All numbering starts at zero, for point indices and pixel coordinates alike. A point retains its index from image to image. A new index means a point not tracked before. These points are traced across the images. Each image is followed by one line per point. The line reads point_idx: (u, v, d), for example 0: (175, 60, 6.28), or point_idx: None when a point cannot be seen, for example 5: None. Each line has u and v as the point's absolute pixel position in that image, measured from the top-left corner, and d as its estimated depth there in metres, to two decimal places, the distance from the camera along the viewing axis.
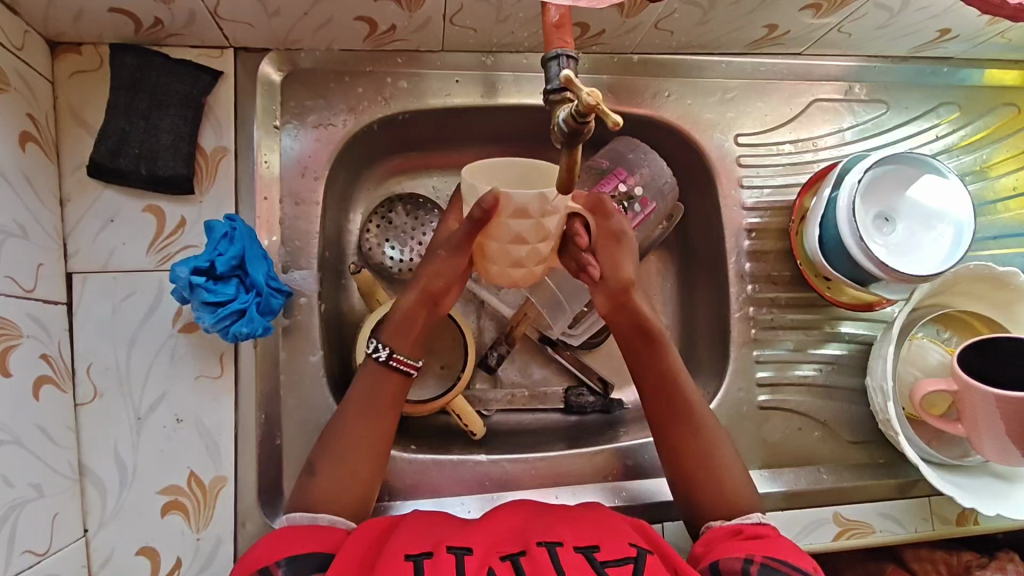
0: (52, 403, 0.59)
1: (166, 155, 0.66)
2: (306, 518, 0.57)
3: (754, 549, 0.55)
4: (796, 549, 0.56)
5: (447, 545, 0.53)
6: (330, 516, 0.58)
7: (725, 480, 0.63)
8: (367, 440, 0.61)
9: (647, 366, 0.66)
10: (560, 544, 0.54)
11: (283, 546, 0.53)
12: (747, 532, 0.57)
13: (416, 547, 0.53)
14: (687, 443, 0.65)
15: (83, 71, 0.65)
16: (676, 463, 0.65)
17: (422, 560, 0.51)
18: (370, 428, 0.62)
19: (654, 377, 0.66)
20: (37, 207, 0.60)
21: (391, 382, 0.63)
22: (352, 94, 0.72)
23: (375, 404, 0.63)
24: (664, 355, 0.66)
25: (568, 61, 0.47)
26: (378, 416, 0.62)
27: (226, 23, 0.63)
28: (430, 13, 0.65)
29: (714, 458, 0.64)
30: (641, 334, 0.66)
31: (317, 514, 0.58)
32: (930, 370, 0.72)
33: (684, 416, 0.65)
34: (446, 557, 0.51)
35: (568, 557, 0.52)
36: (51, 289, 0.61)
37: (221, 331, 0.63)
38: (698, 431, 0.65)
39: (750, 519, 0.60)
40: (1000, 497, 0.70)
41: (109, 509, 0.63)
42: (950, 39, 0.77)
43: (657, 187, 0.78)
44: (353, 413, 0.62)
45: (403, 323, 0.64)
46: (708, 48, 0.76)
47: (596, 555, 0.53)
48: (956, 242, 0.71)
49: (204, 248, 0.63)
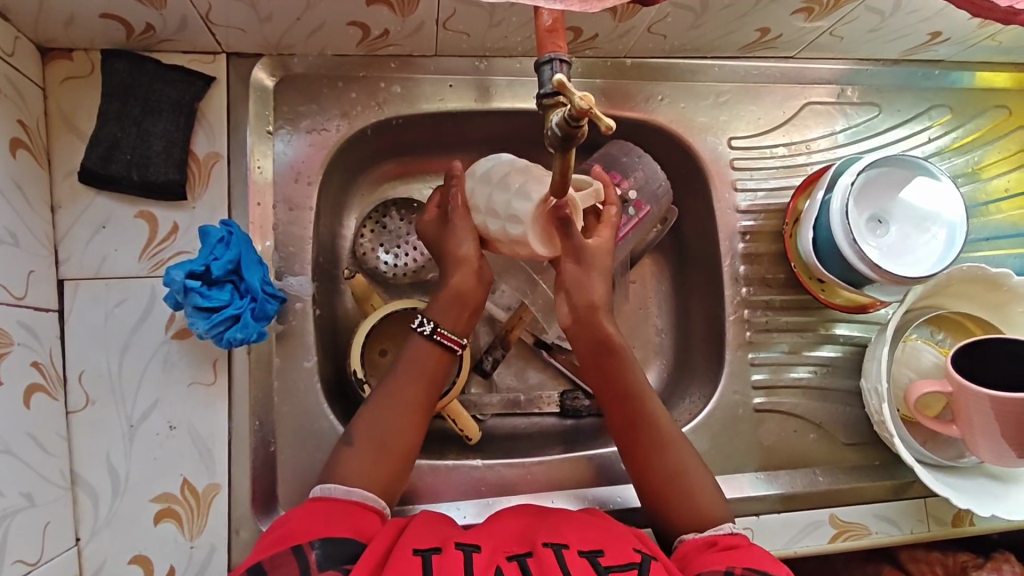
0: (43, 411, 0.59)
1: (158, 161, 0.65)
2: (343, 491, 0.57)
3: (736, 560, 0.54)
4: (770, 555, 0.56)
5: (455, 542, 0.53)
6: (362, 492, 0.57)
7: (693, 489, 0.62)
8: (404, 412, 0.62)
9: (608, 379, 0.66)
10: (566, 546, 0.54)
11: (312, 526, 0.52)
12: (722, 543, 0.57)
13: (424, 542, 0.53)
14: (650, 454, 0.64)
15: (74, 78, 0.65)
16: (643, 477, 0.64)
17: (431, 555, 0.51)
18: (412, 400, 0.63)
19: (615, 393, 0.66)
20: (27, 213, 0.60)
21: (433, 357, 0.64)
22: (345, 99, 0.72)
23: (416, 377, 0.63)
24: (624, 368, 0.66)
25: (561, 65, 0.47)
26: (409, 407, 0.62)
27: (218, 28, 0.63)
28: (423, 18, 0.65)
29: (679, 469, 0.63)
30: (598, 348, 0.66)
31: (351, 488, 0.57)
32: (924, 371, 0.72)
33: (648, 428, 0.64)
34: (454, 554, 0.51)
35: (574, 561, 0.52)
36: (42, 296, 0.61)
37: (215, 337, 0.62)
38: (663, 443, 0.64)
39: (722, 530, 0.59)
40: (996, 498, 0.70)
41: (102, 518, 0.62)
42: (940, 42, 0.77)
43: (651, 191, 0.77)
44: (392, 389, 0.63)
45: (451, 302, 0.65)
46: (701, 52, 0.77)
47: (601, 560, 0.53)
48: (948, 245, 0.71)
49: (199, 252, 0.63)
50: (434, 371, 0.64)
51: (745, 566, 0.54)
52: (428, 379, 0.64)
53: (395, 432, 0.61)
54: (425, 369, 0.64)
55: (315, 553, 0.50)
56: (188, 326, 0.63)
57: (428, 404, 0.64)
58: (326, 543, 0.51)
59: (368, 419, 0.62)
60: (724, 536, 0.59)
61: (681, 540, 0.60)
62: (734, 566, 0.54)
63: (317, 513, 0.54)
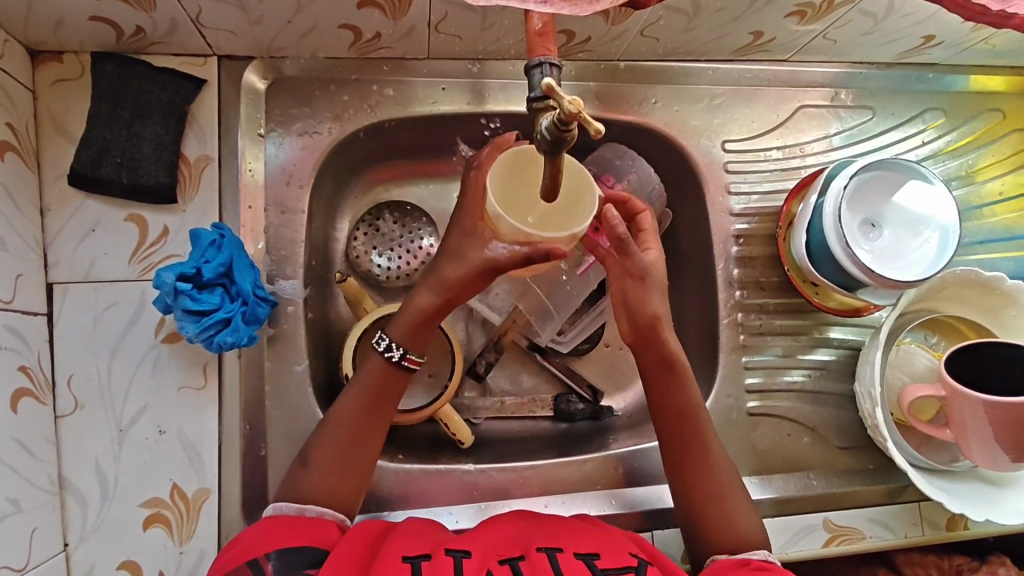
0: (31, 416, 0.58)
1: (148, 164, 0.65)
2: (296, 508, 0.56)
3: None
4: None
5: (446, 548, 0.53)
6: (317, 509, 0.57)
7: (733, 507, 0.63)
8: (363, 432, 0.61)
9: (666, 398, 0.65)
10: (561, 550, 0.53)
11: (274, 538, 0.52)
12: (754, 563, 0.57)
13: (414, 550, 0.52)
14: (701, 472, 0.64)
15: (64, 80, 0.64)
16: (687, 493, 0.64)
17: (420, 562, 0.50)
18: (368, 419, 0.61)
19: (673, 413, 0.65)
20: (16, 216, 0.59)
21: (391, 380, 0.62)
22: (337, 102, 0.71)
23: (373, 397, 0.62)
24: (687, 391, 0.65)
25: (551, 69, 0.47)
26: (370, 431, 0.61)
27: (209, 31, 0.63)
28: (415, 20, 0.64)
29: (725, 487, 0.63)
30: (663, 369, 0.65)
31: (304, 505, 0.57)
32: (919, 375, 0.72)
33: (702, 447, 0.64)
34: (444, 561, 0.51)
35: (568, 562, 0.52)
36: (30, 300, 0.60)
37: (205, 341, 0.62)
38: (714, 461, 0.64)
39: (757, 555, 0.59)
40: (990, 502, 0.70)
41: (91, 523, 0.62)
42: (934, 45, 0.77)
43: (645, 194, 0.78)
44: (350, 414, 0.61)
45: (413, 323, 0.63)
46: (694, 55, 0.77)
47: (597, 563, 0.53)
48: (942, 248, 0.71)
49: (190, 255, 0.63)
50: (391, 389, 0.63)
51: None
52: (385, 399, 0.62)
53: (357, 454, 0.60)
54: (381, 388, 0.62)
55: (271, 564, 0.50)
56: (179, 330, 0.62)
57: (384, 423, 0.62)
58: (286, 555, 0.51)
59: (326, 441, 0.60)
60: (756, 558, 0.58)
61: (713, 559, 0.60)
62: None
63: (284, 527, 0.53)
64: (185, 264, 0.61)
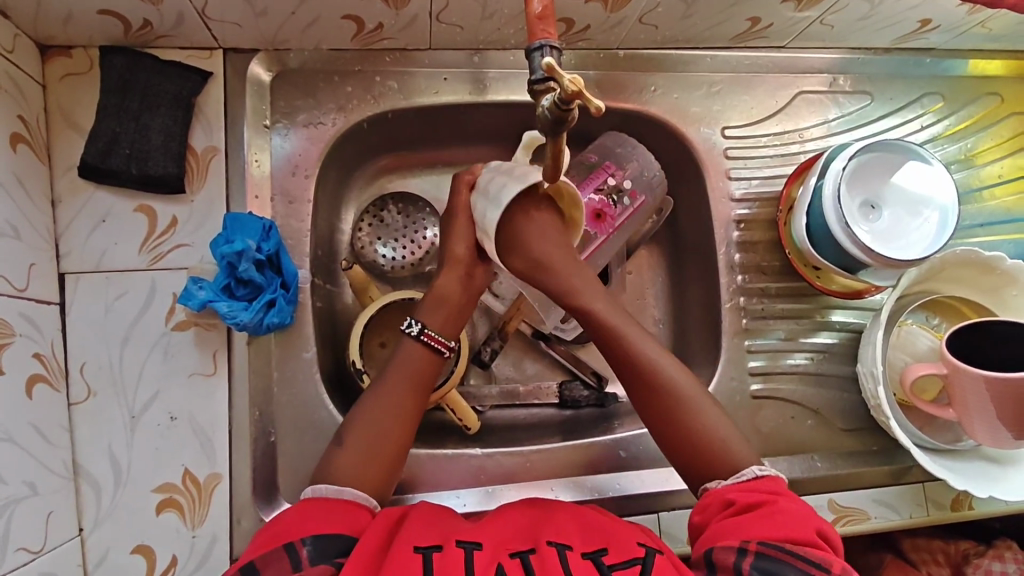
0: (45, 401, 0.59)
1: (157, 155, 0.66)
2: (334, 490, 0.56)
3: (750, 533, 0.53)
4: (801, 516, 0.54)
5: (457, 540, 0.52)
6: (353, 491, 0.57)
7: (696, 409, 0.62)
8: (398, 414, 0.61)
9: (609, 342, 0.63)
10: (569, 547, 0.53)
11: (306, 524, 0.52)
12: (741, 505, 0.56)
13: (426, 539, 0.52)
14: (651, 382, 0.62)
15: (74, 74, 0.66)
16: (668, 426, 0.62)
17: (432, 553, 0.50)
18: (402, 400, 0.62)
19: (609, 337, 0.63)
20: (29, 207, 0.60)
21: (423, 358, 0.64)
22: (341, 93, 0.73)
23: (408, 383, 0.63)
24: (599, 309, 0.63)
25: (551, 52, 0.49)
26: (399, 416, 0.61)
27: (214, 24, 0.64)
28: (417, 10, 0.65)
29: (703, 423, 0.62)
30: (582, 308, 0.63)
31: (342, 488, 0.56)
32: (920, 355, 0.72)
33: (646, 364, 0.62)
34: (456, 552, 0.50)
35: (576, 563, 0.51)
36: (43, 289, 0.61)
37: (256, 325, 0.66)
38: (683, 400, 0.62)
39: (744, 476, 0.59)
40: (994, 481, 0.70)
41: (104, 508, 0.63)
42: (930, 30, 0.78)
43: (645, 180, 0.79)
44: (389, 397, 0.62)
45: (435, 302, 0.67)
46: (692, 43, 0.78)
47: (604, 560, 0.52)
48: (941, 227, 0.72)
49: (236, 236, 0.66)
50: (426, 375, 0.64)
51: (760, 540, 0.52)
52: (419, 383, 0.64)
53: (385, 433, 0.60)
54: (417, 371, 0.64)
55: (305, 550, 0.50)
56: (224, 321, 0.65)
57: (418, 409, 0.63)
58: (319, 541, 0.51)
59: (361, 422, 0.61)
60: (747, 489, 0.57)
61: (706, 489, 0.60)
62: (750, 541, 0.52)
63: (316, 513, 0.53)
64: (233, 242, 0.65)
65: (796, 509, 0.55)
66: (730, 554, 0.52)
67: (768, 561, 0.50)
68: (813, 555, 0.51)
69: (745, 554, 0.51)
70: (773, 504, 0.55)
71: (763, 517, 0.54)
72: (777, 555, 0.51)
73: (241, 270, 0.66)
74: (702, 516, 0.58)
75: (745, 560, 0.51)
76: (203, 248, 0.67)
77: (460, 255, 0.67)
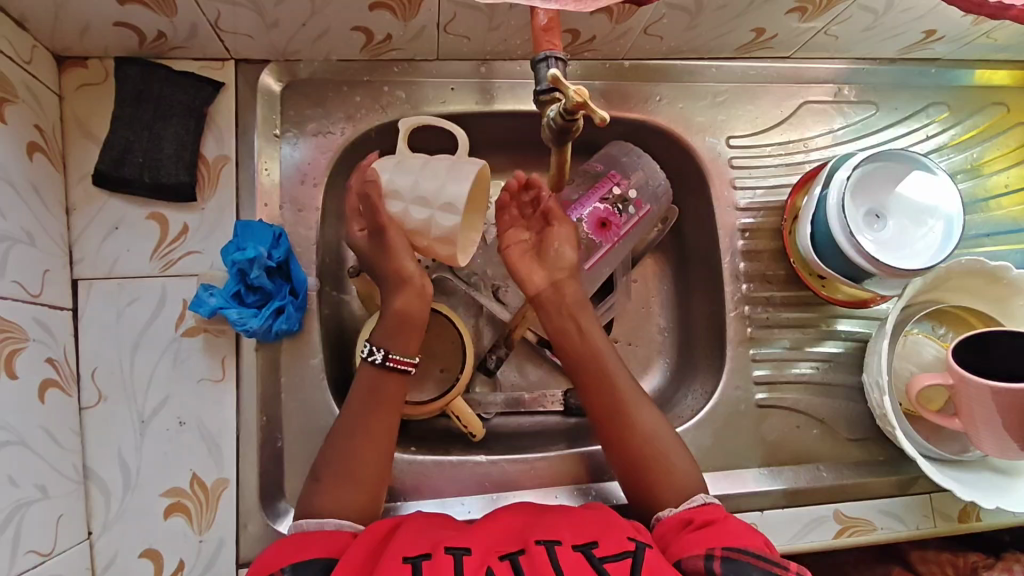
0: (57, 406, 0.60)
1: (169, 164, 0.68)
2: (316, 522, 0.56)
3: (712, 541, 0.54)
4: (748, 529, 0.56)
5: (445, 546, 0.52)
6: (336, 521, 0.57)
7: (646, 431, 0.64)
8: (365, 439, 0.62)
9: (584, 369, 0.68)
10: (559, 543, 0.53)
11: (290, 552, 0.53)
12: (697, 520, 0.57)
13: (415, 548, 0.52)
14: (641, 450, 0.64)
15: (89, 85, 0.67)
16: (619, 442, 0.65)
17: (420, 561, 0.50)
18: (372, 427, 0.63)
19: (606, 402, 0.66)
20: (43, 214, 0.62)
21: (390, 382, 0.65)
22: (350, 103, 0.74)
23: (371, 403, 0.63)
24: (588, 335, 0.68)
25: (556, 63, 0.50)
26: (372, 440, 0.62)
27: (226, 35, 0.65)
28: (425, 22, 0.67)
29: (654, 445, 0.64)
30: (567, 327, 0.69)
31: (324, 519, 0.57)
32: (926, 364, 0.72)
33: (617, 390, 0.66)
34: (444, 558, 0.51)
35: (566, 557, 0.51)
36: (56, 295, 0.62)
37: (264, 332, 0.67)
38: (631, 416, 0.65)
39: (693, 502, 0.59)
40: (1001, 492, 0.70)
41: (113, 512, 0.63)
42: (936, 40, 0.78)
43: (651, 190, 0.79)
44: (352, 423, 0.62)
45: (393, 326, 0.66)
46: (697, 54, 0.78)
47: (595, 552, 0.52)
48: (946, 237, 0.72)
49: (249, 243, 0.67)
50: (388, 395, 0.64)
51: (724, 547, 0.53)
52: (379, 405, 0.63)
53: (362, 461, 0.61)
54: (380, 393, 0.64)
55: None
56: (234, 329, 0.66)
57: (389, 425, 0.64)
58: (300, 567, 0.51)
59: (335, 455, 0.61)
60: (699, 509, 0.59)
61: (657, 519, 0.60)
62: (715, 548, 0.53)
63: (297, 543, 0.54)
64: (245, 249, 0.66)
65: (742, 523, 0.56)
66: (698, 559, 0.52)
67: (733, 565, 0.51)
68: (773, 560, 0.52)
69: (712, 559, 0.52)
70: (721, 518, 0.57)
71: (716, 526, 0.55)
72: (742, 559, 0.52)
73: (251, 277, 0.66)
74: (659, 542, 0.58)
75: (715, 563, 0.52)
76: (213, 256, 0.68)
77: (411, 274, 0.66)
